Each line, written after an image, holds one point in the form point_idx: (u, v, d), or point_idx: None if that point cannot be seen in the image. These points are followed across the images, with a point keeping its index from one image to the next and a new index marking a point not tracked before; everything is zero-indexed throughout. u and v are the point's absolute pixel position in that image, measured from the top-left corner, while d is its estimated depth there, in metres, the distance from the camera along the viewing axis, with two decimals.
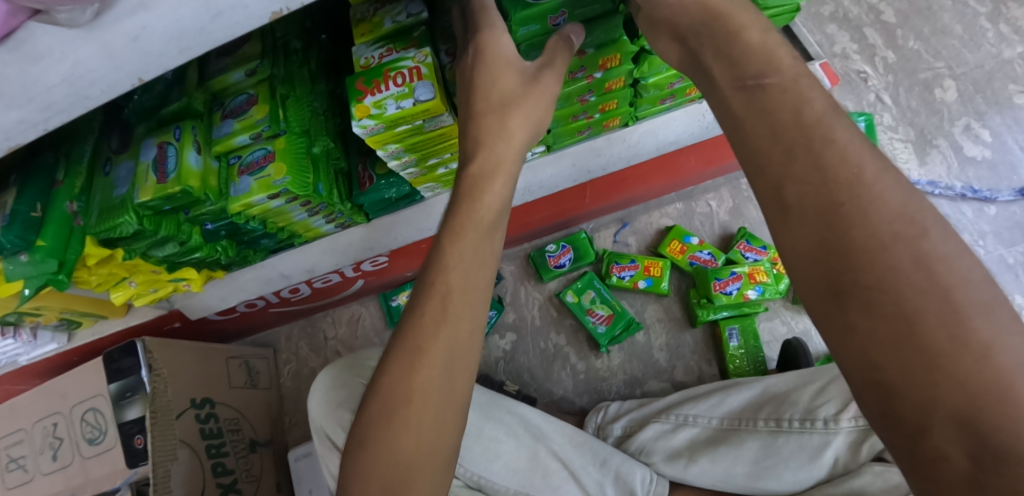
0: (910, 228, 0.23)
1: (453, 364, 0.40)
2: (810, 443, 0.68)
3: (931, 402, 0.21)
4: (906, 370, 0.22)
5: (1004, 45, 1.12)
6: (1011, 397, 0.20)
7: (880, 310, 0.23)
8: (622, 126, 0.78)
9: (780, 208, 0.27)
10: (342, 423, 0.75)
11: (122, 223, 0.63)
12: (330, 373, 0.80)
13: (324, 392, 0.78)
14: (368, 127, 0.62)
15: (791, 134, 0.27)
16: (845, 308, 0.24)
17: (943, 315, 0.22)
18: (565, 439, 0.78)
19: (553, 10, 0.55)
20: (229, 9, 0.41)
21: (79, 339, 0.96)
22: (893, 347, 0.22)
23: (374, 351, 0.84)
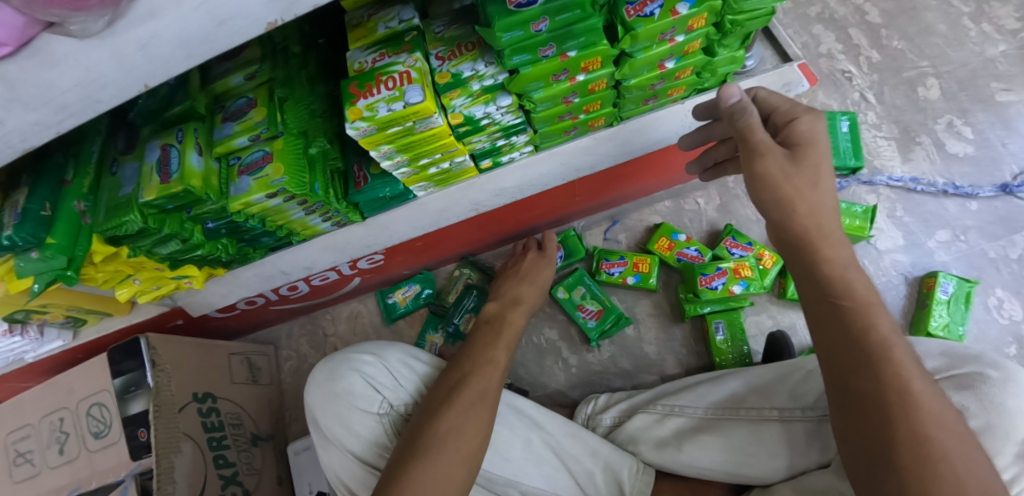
0: (864, 300, 0.47)
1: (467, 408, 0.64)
2: (792, 431, 0.70)
3: (887, 427, 0.42)
4: (898, 448, 0.41)
5: (987, 43, 1.15)
6: (918, 425, 0.41)
7: (903, 415, 0.42)
8: (607, 126, 0.81)
9: (813, 273, 0.49)
10: (339, 414, 0.78)
11: (128, 221, 0.66)
12: (330, 365, 0.83)
13: (323, 384, 0.81)
14: (362, 128, 0.65)
15: (822, 232, 0.50)
16: (872, 399, 0.43)
17: (923, 421, 0.41)
18: (557, 429, 0.81)
19: (536, 17, 0.58)
20: (231, 19, 0.43)
21: (84, 336, 0.99)
22: (903, 437, 0.41)
23: (371, 344, 0.86)
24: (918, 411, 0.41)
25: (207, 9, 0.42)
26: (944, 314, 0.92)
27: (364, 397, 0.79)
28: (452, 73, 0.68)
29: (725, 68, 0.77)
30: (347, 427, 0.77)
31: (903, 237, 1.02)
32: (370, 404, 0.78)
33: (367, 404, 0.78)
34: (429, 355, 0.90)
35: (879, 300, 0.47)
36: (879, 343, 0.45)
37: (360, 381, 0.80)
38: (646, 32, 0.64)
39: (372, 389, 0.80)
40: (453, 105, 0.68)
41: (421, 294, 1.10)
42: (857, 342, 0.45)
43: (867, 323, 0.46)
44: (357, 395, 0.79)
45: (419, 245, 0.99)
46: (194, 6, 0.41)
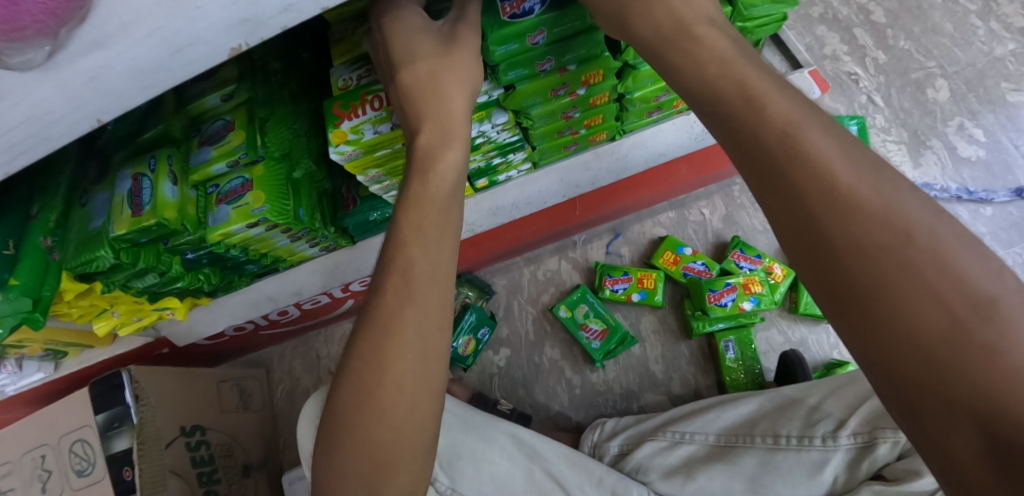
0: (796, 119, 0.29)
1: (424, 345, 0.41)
2: (808, 459, 0.66)
3: (897, 309, 0.24)
4: (941, 363, 0.23)
5: (995, 42, 1.11)
6: (935, 289, 0.24)
7: (916, 336, 0.24)
8: (609, 140, 0.77)
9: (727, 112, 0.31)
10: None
11: (99, 257, 0.61)
12: (324, 395, 0.78)
13: (317, 419, 0.76)
14: (345, 152, 0.61)
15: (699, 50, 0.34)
16: (874, 319, 0.25)
17: (954, 309, 0.23)
18: (560, 458, 0.77)
19: (532, 29, 0.54)
20: (189, 46, 0.39)
21: (65, 368, 0.93)
22: (942, 357, 0.23)
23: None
24: (926, 306, 0.23)
25: (162, 37, 0.37)
26: None
27: None
28: None
29: None
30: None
31: None
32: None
33: None
34: None
35: (795, 112, 0.29)
36: (859, 206, 0.26)
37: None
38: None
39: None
40: None
41: None
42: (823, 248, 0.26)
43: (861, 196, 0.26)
44: None
45: None
46: (146, 33, 0.37)
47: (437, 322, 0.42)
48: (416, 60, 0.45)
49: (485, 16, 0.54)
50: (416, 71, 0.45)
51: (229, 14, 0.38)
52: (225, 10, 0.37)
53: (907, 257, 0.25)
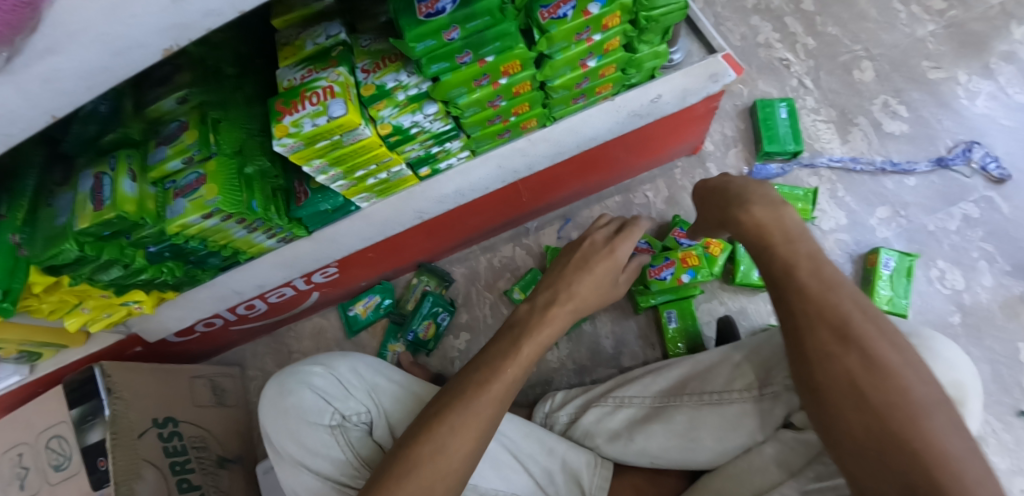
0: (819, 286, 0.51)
1: (469, 425, 0.57)
2: (729, 412, 0.71)
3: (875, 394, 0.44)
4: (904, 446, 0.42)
5: (916, 24, 1.18)
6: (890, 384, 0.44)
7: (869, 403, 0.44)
8: (540, 127, 0.83)
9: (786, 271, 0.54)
10: (290, 428, 0.78)
11: (64, 250, 0.66)
12: (280, 380, 0.83)
13: (276, 399, 0.80)
14: (288, 145, 0.66)
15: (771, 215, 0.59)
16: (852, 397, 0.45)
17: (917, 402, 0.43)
18: (515, 430, 0.81)
19: (445, 26, 0.60)
20: (128, 49, 0.45)
21: (41, 370, 0.97)
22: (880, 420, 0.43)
23: (322, 356, 0.85)
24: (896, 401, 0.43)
25: (104, 41, 0.43)
26: (886, 289, 0.95)
27: (314, 410, 0.78)
28: (377, 85, 0.69)
29: (651, 64, 0.78)
30: (298, 441, 0.77)
31: (846, 216, 1.04)
32: (321, 417, 0.78)
33: (318, 417, 0.77)
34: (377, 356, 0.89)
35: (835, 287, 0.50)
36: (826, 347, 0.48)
37: (311, 394, 0.79)
38: (560, 33, 0.66)
39: (322, 401, 0.79)
40: (381, 116, 0.70)
41: (381, 305, 1.11)
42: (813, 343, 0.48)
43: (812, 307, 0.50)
44: (308, 408, 0.78)
45: (371, 255, 1.00)
46: (89, 39, 0.43)
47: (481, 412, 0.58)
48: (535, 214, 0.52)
49: (404, 16, 0.60)
50: None
51: (160, 19, 0.44)
52: (157, 15, 0.43)
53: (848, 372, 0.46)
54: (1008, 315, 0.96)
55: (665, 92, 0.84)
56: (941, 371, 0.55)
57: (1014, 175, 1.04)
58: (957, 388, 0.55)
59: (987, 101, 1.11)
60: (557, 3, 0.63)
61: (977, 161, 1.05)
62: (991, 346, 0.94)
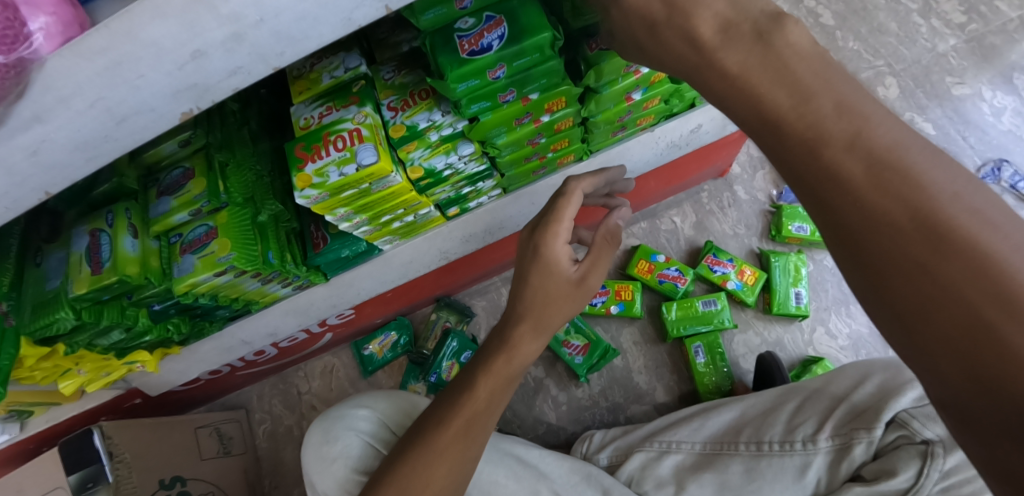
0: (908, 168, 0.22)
1: (457, 463, 0.54)
2: (791, 464, 0.67)
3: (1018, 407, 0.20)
4: None
5: (937, 39, 1.16)
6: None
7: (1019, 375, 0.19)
8: (577, 161, 0.78)
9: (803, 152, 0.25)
10: (336, 477, 0.72)
11: (58, 319, 0.59)
12: (325, 425, 0.78)
13: (320, 447, 0.75)
14: (312, 196, 0.60)
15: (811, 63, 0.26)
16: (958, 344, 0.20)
17: None
18: (567, 473, 0.79)
19: (490, 64, 0.55)
20: (135, 115, 0.38)
21: (32, 428, 0.87)
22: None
23: (367, 400, 0.81)
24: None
25: (105, 106, 0.36)
26: None
27: (363, 458, 0.73)
28: (407, 125, 0.63)
29: (694, 93, 0.73)
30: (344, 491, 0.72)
31: None
32: (367, 465, 0.73)
33: (366, 465, 0.73)
34: (411, 394, 0.88)
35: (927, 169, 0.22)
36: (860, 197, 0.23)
37: (358, 440, 0.74)
38: (611, 66, 0.61)
39: (369, 448, 0.74)
40: (411, 158, 0.64)
41: (398, 343, 1.05)
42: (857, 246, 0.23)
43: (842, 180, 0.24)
44: (358, 456, 0.73)
45: (389, 295, 0.95)
46: (87, 105, 0.35)
47: (461, 450, 0.54)
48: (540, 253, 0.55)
49: (443, 55, 0.54)
50: (559, 249, 0.54)
51: (175, 79, 0.37)
52: (168, 77, 0.36)
53: (945, 284, 0.20)
54: None
55: (705, 121, 0.79)
56: None
57: None
58: None
59: (1012, 117, 1.09)
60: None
61: (1006, 181, 1.03)
62: None
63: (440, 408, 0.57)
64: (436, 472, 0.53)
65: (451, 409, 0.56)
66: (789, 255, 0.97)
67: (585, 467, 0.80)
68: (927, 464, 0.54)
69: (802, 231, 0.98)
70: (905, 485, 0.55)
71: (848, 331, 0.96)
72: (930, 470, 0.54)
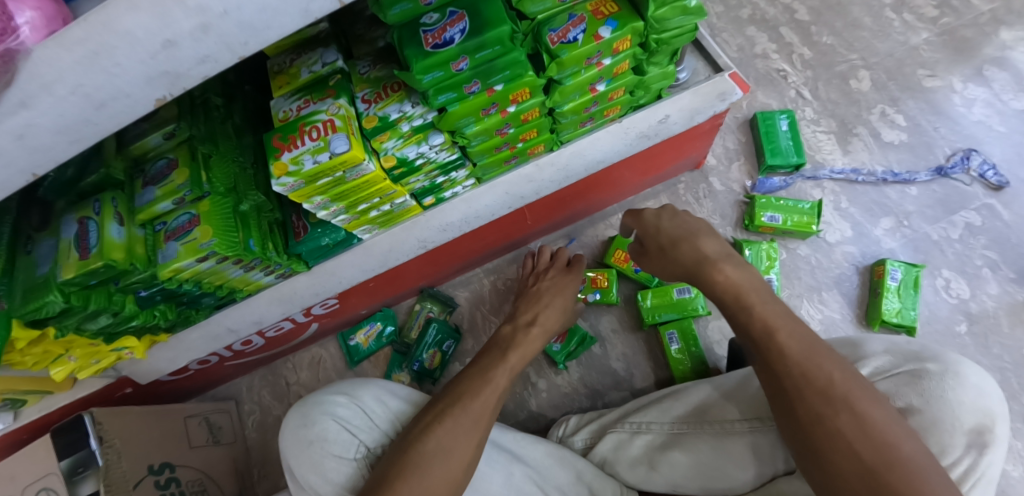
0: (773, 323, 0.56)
1: (477, 435, 0.63)
2: (758, 441, 0.70)
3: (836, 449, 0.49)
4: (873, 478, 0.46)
5: (910, 32, 1.19)
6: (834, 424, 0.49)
7: (812, 403, 0.51)
8: (548, 151, 0.82)
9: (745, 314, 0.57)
10: (312, 460, 0.74)
11: (47, 303, 0.61)
12: (303, 410, 0.80)
13: (298, 430, 0.77)
14: (288, 184, 0.63)
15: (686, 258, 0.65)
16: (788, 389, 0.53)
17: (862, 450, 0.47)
18: (544, 454, 0.82)
19: (454, 56, 0.57)
20: (112, 100, 0.41)
21: (26, 416, 0.90)
22: (824, 427, 0.50)
23: (344, 385, 0.83)
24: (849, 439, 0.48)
25: (84, 93, 0.39)
26: (895, 301, 0.94)
27: (339, 441, 0.76)
28: (380, 116, 0.66)
29: (658, 85, 0.77)
30: (323, 475, 0.74)
31: (850, 228, 1.04)
32: (346, 449, 0.75)
33: (342, 449, 0.75)
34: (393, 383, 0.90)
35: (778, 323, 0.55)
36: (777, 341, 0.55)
37: (335, 425, 0.77)
38: (571, 58, 0.64)
39: (347, 433, 0.77)
40: (384, 148, 0.67)
41: (383, 333, 1.08)
42: (751, 331, 0.57)
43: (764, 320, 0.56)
44: (334, 440, 0.75)
45: (372, 285, 0.98)
46: (68, 91, 0.39)
47: (480, 425, 0.64)
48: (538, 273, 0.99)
49: (408, 47, 0.57)
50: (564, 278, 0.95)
51: (150, 67, 0.40)
52: (141, 65, 0.39)
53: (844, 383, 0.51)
54: (1014, 323, 0.96)
55: (671, 112, 0.83)
56: (965, 397, 0.55)
57: (1012, 182, 1.05)
58: (988, 414, 0.54)
59: (983, 108, 1.11)
60: (567, 27, 0.63)
61: (976, 169, 1.05)
62: (998, 354, 0.94)
63: (460, 390, 0.67)
64: (458, 442, 0.61)
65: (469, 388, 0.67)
66: (762, 244, 1.00)
67: (559, 451, 0.82)
68: None
69: (774, 221, 1.01)
70: None
71: (821, 316, 0.99)
72: None
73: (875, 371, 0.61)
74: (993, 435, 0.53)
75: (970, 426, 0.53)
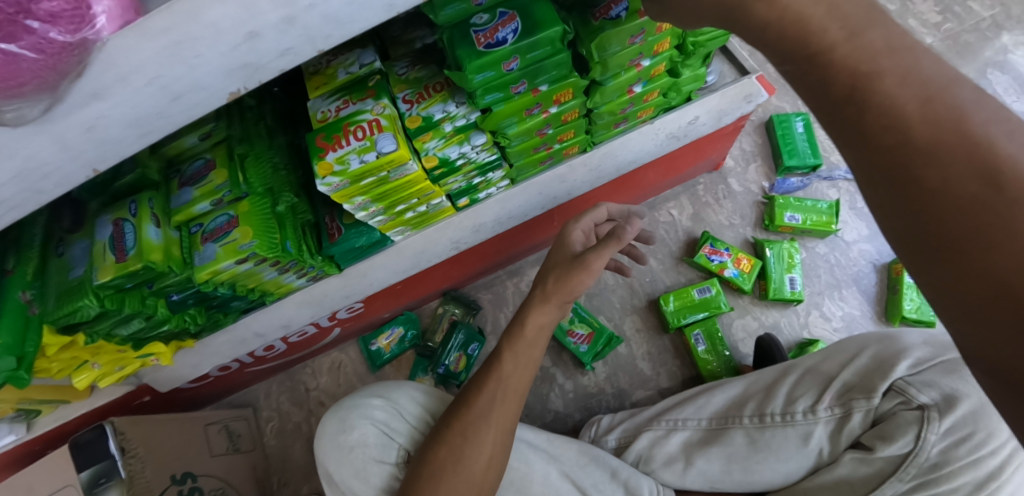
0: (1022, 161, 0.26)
1: (502, 430, 0.70)
2: (794, 434, 0.71)
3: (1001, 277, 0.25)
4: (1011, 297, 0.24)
5: (915, 37, 1.23)
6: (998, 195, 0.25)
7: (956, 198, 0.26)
8: (581, 152, 0.82)
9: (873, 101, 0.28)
10: (354, 466, 0.73)
11: (82, 307, 0.60)
12: (338, 415, 0.78)
13: (336, 436, 0.75)
14: (333, 183, 0.62)
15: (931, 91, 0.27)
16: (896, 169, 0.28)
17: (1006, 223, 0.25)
18: (578, 455, 0.80)
19: (507, 56, 0.58)
20: (188, 92, 0.40)
21: (40, 427, 0.87)
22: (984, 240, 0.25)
23: (377, 387, 0.81)
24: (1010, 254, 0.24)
25: (161, 84, 0.38)
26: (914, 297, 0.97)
27: (379, 446, 0.74)
28: (423, 116, 0.66)
29: (690, 87, 0.78)
30: (364, 481, 0.73)
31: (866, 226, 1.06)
32: (388, 454, 0.74)
33: (385, 454, 0.74)
34: (432, 387, 0.88)
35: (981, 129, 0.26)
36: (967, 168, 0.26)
37: (373, 429, 0.75)
38: (614, 35, 0.60)
39: (386, 437, 0.76)
40: (426, 148, 0.67)
41: (405, 337, 1.06)
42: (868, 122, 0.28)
43: (936, 146, 0.26)
44: (375, 444, 0.74)
45: (398, 287, 0.97)
46: (144, 83, 0.38)
47: (508, 424, 0.70)
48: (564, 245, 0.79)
49: (460, 46, 0.57)
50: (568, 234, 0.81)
51: (228, 59, 0.39)
52: (221, 57, 0.39)
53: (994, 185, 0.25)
54: None
55: (702, 113, 0.84)
56: None
57: None
58: None
59: None
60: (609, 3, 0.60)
61: None
62: None
63: (475, 383, 0.73)
64: (487, 439, 0.68)
65: (481, 381, 0.73)
66: (782, 244, 1.02)
67: (593, 449, 0.82)
68: (925, 428, 0.59)
69: (794, 220, 1.03)
70: (907, 449, 0.60)
71: (842, 313, 1.00)
72: (927, 433, 0.59)
73: (917, 362, 0.64)
74: None
75: None
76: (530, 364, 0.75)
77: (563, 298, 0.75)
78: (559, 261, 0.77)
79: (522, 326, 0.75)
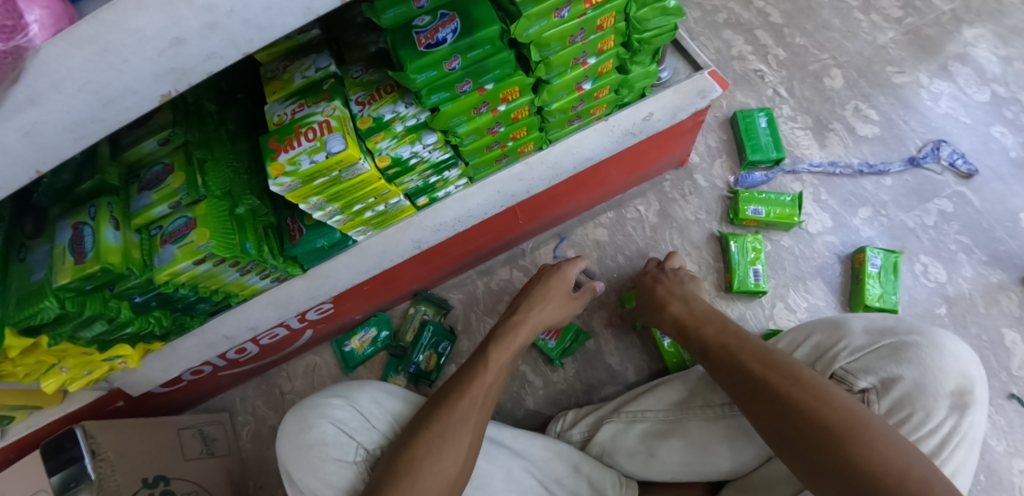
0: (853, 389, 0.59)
1: (477, 431, 0.70)
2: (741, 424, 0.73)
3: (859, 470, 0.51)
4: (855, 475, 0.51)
5: (877, 32, 1.25)
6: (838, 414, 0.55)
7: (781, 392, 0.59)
8: (537, 150, 0.85)
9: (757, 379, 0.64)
10: (312, 465, 0.74)
11: (42, 309, 0.61)
12: (300, 415, 0.79)
13: (296, 435, 0.76)
14: (285, 184, 0.63)
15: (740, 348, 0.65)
16: (817, 440, 0.54)
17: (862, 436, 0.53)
18: (540, 449, 0.82)
19: (447, 55, 0.59)
20: (119, 96, 0.42)
21: (13, 434, 0.87)
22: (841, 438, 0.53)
23: (338, 388, 0.83)
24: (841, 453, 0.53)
25: (92, 89, 0.40)
26: (876, 286, 0.98)
27: (338, 445, 0.75)
28: (374, 117, 0.67)
29: (641, 84, 0.81)
30: (323, 479, 0.73)
31: (831, 218, 1.08)
32: (347, 452, 0.75)
33: (344, 453, 0.75)
34: (394, 387, 0.89)
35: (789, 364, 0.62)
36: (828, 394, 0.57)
37: (332, 428, 0.76)
38: (553, 34, 0.63)
39: (345, 436, 0.76)
40: (379, 149, 0.68)
41: (377, 338, 1.08)
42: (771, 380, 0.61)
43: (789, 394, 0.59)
44: (334, 444, 0.75)
45: (366, 288, 0.99)
46: (76, 88, 0.39)
47: (478, 423, 0.71)
48: (552, 278, 0.93)
49: (401, 48, 0.59)
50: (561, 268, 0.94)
51: (157, 64, 0.41)
52: (151, 63, 0.41)
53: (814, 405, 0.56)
54: (989, 303, 1.00)
55: (655, 109, 0.86)
56: (947, 363, 0.59)
57: (980, 169, 1.11)
58: (967, 376, 0.59)
59: (949, 101, 1.17)
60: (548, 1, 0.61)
61: (945, 159, 1.10)
62: (976, 333, 0.98)
63: (450, 388, 0.74)
64: (462, 440, 0.67)
65: (458, 386, 0.74)
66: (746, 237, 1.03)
67: (557, 444, 0.82)
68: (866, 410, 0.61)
69: (757, 214, 1.04)
70: None
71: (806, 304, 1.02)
72: None
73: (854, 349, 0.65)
74: (974, 396, 0.58)
75: (954, 389, 0.58)
76: (501, 371, 0.77)
77: (549, 322, 0.88)
78: (556, 294, 0.91)
79: (513, 336, 0.82)
